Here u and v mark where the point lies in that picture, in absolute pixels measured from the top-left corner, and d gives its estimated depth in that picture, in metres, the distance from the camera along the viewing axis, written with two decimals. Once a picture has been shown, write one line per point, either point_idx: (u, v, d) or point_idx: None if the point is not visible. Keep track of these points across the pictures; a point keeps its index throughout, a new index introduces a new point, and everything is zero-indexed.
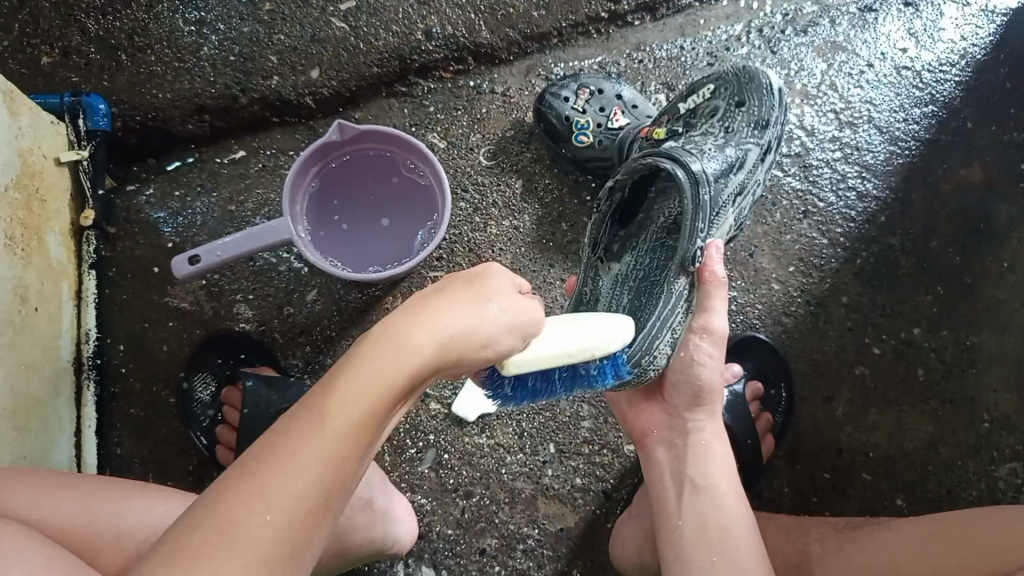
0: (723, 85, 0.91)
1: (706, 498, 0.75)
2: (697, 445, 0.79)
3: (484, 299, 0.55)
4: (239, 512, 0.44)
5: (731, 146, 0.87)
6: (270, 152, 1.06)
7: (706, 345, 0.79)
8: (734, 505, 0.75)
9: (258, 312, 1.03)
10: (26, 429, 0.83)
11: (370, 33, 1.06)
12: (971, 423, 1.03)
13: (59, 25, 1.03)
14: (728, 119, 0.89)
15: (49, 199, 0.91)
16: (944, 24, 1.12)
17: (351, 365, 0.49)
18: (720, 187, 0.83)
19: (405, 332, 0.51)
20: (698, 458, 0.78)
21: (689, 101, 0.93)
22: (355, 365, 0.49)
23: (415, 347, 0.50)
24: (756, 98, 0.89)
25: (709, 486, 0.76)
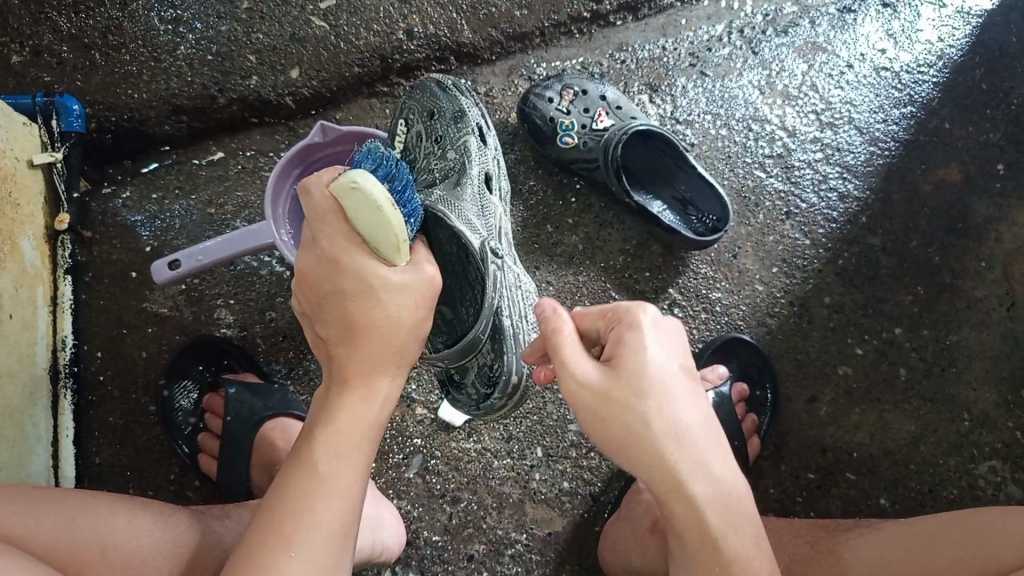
0: (411, 111, 0.99)
1: (689, 543, 0.63)
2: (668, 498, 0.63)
3: (387, 297, 0.63)
4: (284, 534, 0.57)
5: (454, 147, 0.94)
6: (249, 153, 1.04)
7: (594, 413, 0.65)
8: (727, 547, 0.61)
9: (239, 317, 1.00)
10: (3, 439, 0.81)
11: (351, 32, 1.04)
12: (951, 421, 1.04)
13: (29, 24, 1.01)
14: (435, 132, 0.96)
15: (21, 202, 0.89)
16: (922, 25, 1.13)
17: (327, 426, 0.62)
18: (467, 186, 0.90)
19: (350, 382, 0.63)
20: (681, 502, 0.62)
21: (398, 143, 1.01)
22: (328, 428, 0.61)
23: (375, 375, 0.63)
24: (434, 99, 0.97)
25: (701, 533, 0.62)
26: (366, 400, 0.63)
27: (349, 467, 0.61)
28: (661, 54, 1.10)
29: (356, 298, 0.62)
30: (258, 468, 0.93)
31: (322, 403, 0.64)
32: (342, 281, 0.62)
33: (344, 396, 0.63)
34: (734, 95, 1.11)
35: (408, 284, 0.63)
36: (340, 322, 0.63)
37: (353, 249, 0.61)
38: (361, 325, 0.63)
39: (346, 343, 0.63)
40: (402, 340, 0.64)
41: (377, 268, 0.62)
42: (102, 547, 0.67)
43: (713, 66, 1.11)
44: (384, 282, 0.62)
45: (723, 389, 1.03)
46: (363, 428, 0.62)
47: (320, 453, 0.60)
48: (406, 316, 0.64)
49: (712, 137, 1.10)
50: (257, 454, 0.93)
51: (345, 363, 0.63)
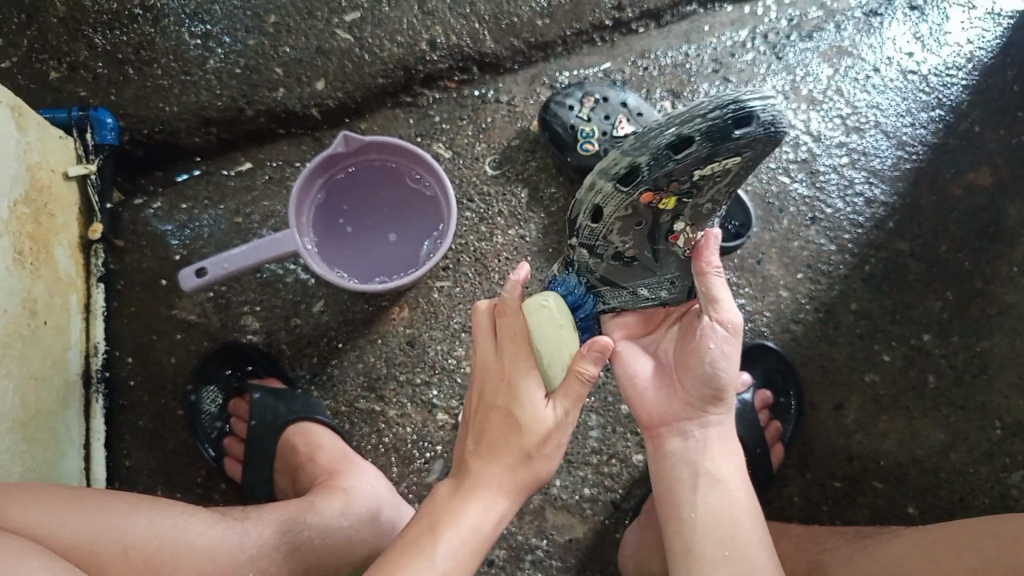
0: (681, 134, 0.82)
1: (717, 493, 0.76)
2: (711, 439, 0.78)
3: (535, 414, 0.70)
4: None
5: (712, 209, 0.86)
6: (276, 163, 1.06)
7: (719, 331, 0.75)
8: (744, 498, 0.77)
9: (264, 324, 1.02)
10: (37, 441, 0.84)
11: (375, 44, 1.06)
12: (982, 430, 1.02)
13: (66, 41, 1.04)
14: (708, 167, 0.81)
15: (56, 213, 0.92)
16: (950, 27, 1.12)
17: (452, 520, 0.66)
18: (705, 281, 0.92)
19: (481, 489, 0.68)
20: (713, 445, 0.78)
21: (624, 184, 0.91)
22: (452, 524, 0.66)
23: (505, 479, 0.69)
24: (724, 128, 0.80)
25: (723, 477, 0.77)
26: (488, 510, 0.68)
27: (462, 564, 0.64)
28: (683, 61, 1.10)
29: (512, 413, 0.70)
30: (281, 472, 0.96)
31: (444, 496, 0.69)
32: (506, 400, 0.71)
33: (474, 494, 0.68)
34: None
35: (560, 411, 0.71)
36: (487, 430, 0.71)
37: (527, 379, 0.71)
38: (501, 428, 0.70)
39: (483, 455, 0.70)
40: (532, 473, 0.70)
41: (534, 406, 0.70)
42: (123, 545, 0.69)
43: (736, 72, 1.11)
44: (538, 423, 0.70)
45: (745, 396, 1.03)
46: (481, 538, 0.67)
47: (443, 546, 0.64)
48: (545, 431, 0.70)
49: None
50: (279, 457, 0.96)
51: (480, 460, 0.70)
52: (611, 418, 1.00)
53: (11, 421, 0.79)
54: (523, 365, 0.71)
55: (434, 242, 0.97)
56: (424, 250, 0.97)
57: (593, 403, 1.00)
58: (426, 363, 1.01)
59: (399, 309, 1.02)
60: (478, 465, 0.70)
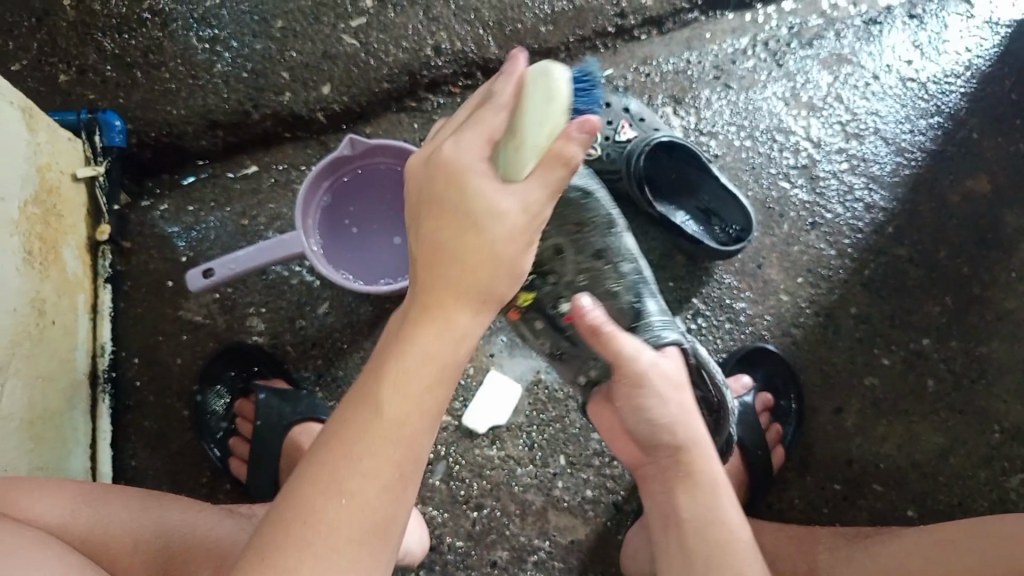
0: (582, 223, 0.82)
1: (692, 532, 0.74)
2: (677, 479, 0.76)
3: (489, 227, 0.56)
4: (318, 499, 0.53)
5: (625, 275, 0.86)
6: (281, 167, 1.07)
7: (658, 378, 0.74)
8: (723, 525, 0.74)
9: (270, 325, 1.03)
10: (44, 439, 0.85)
11: (380, 49, 1.08)
12: (981, 434, 1.03)
13: (76, 44, 1.05)
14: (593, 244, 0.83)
15: (65, 215, 0.93)
16: (948, 36, 1.13)
17: (400, 350, 0.56)
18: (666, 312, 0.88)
19: (432, 306, 0.57)
20: (683, 484, 0.76)
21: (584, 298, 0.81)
22: (403, 353, 0.56)
23: (423, 389, 0.56)
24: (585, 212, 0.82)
25: (696, 517, 0.75)
26: (445, 330, 0.57)
27: (422, 394, 0.56)
28: (685, 68, 1.12)
29: (434, 297, 0.57)
30: (287, 470, 0.96)
31: (398, 331, 0.58)
32: (456, 202, 0.56)
33: (394, 380, 0.55)
34: (759, 107, 1.11)
35: (505, 235, 0.57)
36: (439, 257, 0.57)
37: (478, 178, 0.56)
38: (407, 344, 0.56)
39: (438, 271, 0.57)
40: (490, 276, 0.57)
41: (495, 193, 0.56)
42: (134, 539, 0.70)
43: (737, 78, 1.12)
44: (490, 208, 0.56)
45: (746, 400, 1.04)
46: (433, 377, 0.56)
47: (399, 375, 0.55)
48: (479, 300, 0.58)
49: (736, 149, 1.11)
50: (284, 457, 0.96)
51: (383, 385, 0.55)
52: None
53: (19, 419, 0.80)
54: (478, 146, 0.56)
55: None
56: None
57: None
58: None
59: None
60: (396, 345, 0.57)
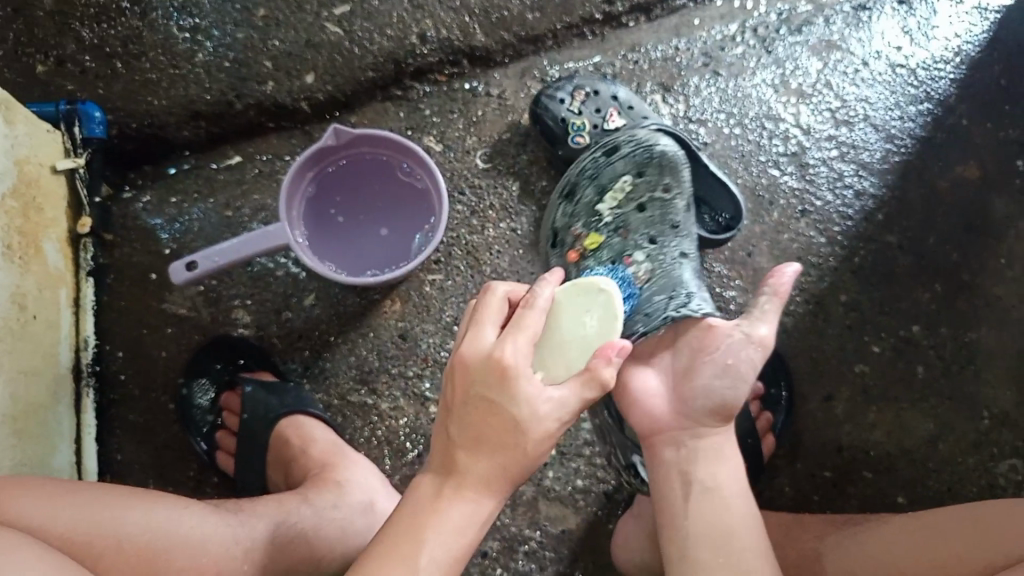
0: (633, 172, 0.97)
1: (711, 507, 0.73)
2: (708, 450, 0.76)
3: (530, 409, 0.62)
4: None
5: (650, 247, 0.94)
6: (266, 157, 1.06)
7: (751, 351, 0.77)
8: (744, 510, 0.74)
9: (255, 318, 1.02)
10: (28, 436, 0.83)
11: (365, 37, 1.06)
12: (971, 420, 1.03)
13: (54, 34, 1.03)
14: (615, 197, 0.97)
15: (45, 207, 0.91)
16: (938, 22, 1.13)
17: (433, 519, 0.60)
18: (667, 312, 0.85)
19: (462, 486, 0.62)
20: (711, 458, 0.76)
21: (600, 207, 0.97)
22: (437, 525, 0.60)
23: (457, 529, 0.60)
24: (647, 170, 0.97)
25: (717, 486, 0.74)
26: (474, 507, 0.62)
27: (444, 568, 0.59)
28: (673, 55, 1.11)
29: (484, 438, 0.62)
30: (275, 464, 0.96)
31: (427, 492, 0.62)
32: (502, 401, 0.62)
33: (456, 501, 0.61)
34: (748, 94, 1.11)
35: (541, 414, 0.63)
36: (470, 436, 0.62)
37: (525, 378, 0.63)
38: (443, 507, 0.61)
39: (469, 448, 0.62)
40: (520, 466, 0.63)
41: (534, 399, 0.63)
42: (118, 536, 0.69)
43: (726, 65, 1.11)
44: (529, 411, 0.62)
45: None
46: (462, 546, 0.61)
47: (426, 554, 0.59)
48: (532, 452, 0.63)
49: (725, 136, 1.10)
50: (273, 450, 0.96)
51: (423, 522, 0.60)
52: None
53: (1, 417, 0.78)
54: (524, 352, 0.63)
55: (426, 235, 0.97)
56: (416, 243, 0.97)
57: None
58: (418, 357, 1.01)
59: (391, 302, 1.02)
60: (436, 488, 0.62)
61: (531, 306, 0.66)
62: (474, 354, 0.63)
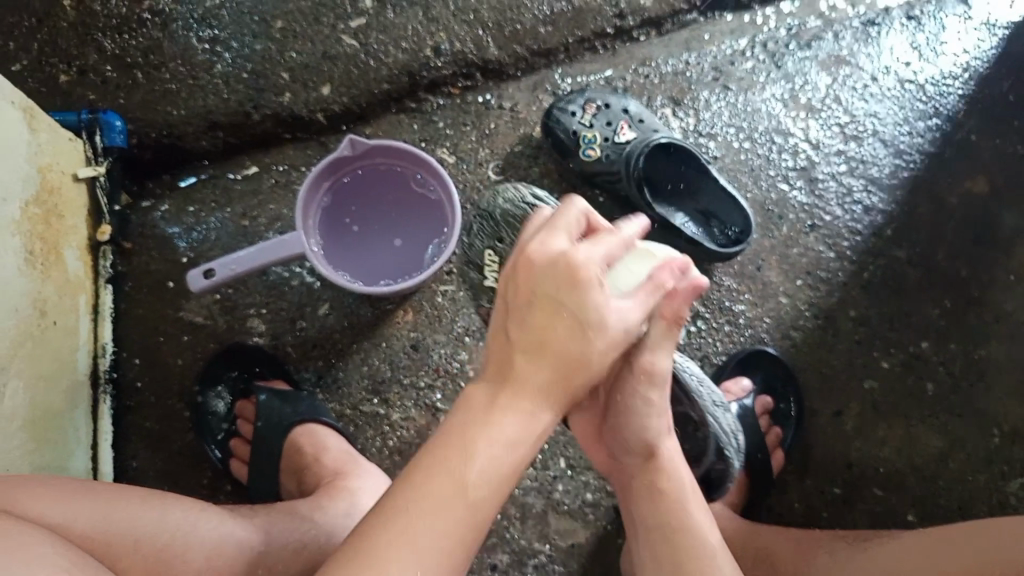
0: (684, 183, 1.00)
1: (669, 539, 0.73)
2: (653, 484, 0.75)
3: (594, 328, 0.60)
4: (401, 533, 0.53)
5: None
6: (282, 168, 1.07)
7: (651, 391, 0.71)
8: (705, 529, 0.73)
9: (270, 327, 1.03)
10: (45, 442, 0.84)
11: (380, 50, 1.08)
12: (979, 435, 1.04)
13: (75, 45, 1.05)
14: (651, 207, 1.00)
15: (66, 215, 0.92)
16: (946, 37, 1.14)
17: (490, 427, 0.57)
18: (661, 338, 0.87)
19: (519, 397, 0.58)
20: (661, 491, 0.75)
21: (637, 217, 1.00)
22: (491, 429, 0.57)
23: (514, 442, 0.57)
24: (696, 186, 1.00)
25: (671, 521, 0.73)
26: (532, 412, 0.58)
27: (495, 483, 0.56)
28: (684, 69, 1.12)
29: (548, 346, 0.59)
30: (288, 473, 0.96)
31: (482, 397, 0.59)
32: (572, 305, 0.60)
33: (514, 407, 0.58)
34: (758, 109, 1.12)
35: (613, 326, 0.61)
36: (538, 340, 0.59)
37: (598, 289, 0.61)
38: (498, 413, 0.57)
39: (533, 354, 0.59)
40: (579, 379, 0.60)
41: (605, 305, 0.61)
42: (135, 539, 0.70)
43: (736, 80, 1.12)
44: (599, 316, 0.60)
45: (745, 401, 1.04)
46: (517, 450, 0.57)
47: (482, 450, 0.56)
48: (592, 363, 0.60)
49: (735, 151, 1.11)
50: (285, 459, 0.97)
51: (476, 427, 0.57)
52: None
53: (20, 419, 0.80)
54: (597, 261, 0.62)
55: (439, 245, 0.98)
56: (429, 254, 0.98)
57: None
58: (430, 368, 1.02)
59: (404, 313, 1.03)
60: (488, 397, 0.59)
61: (613, 232, 0.65)
62: (543, 257, 0.61)
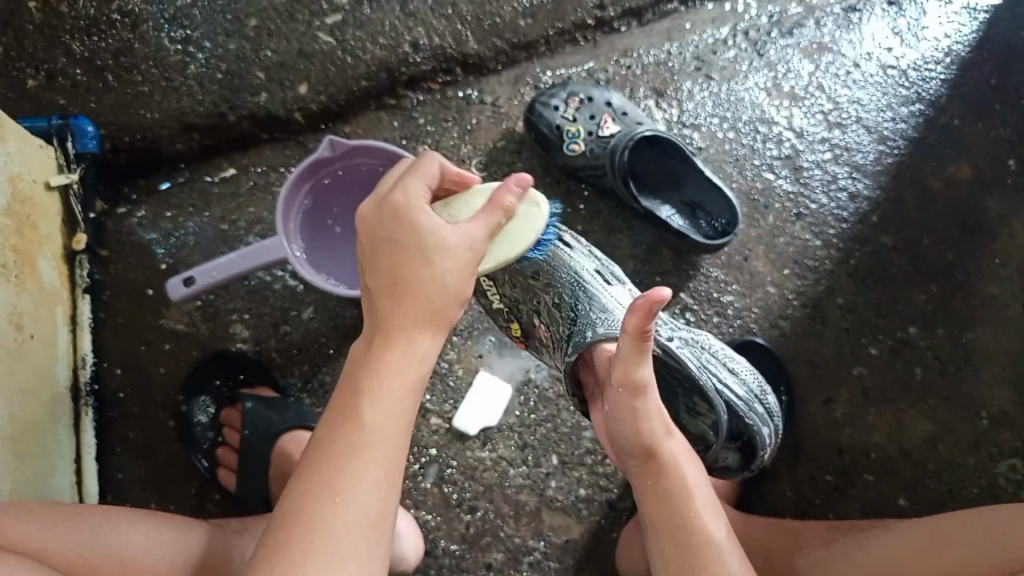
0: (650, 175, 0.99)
1: (676, 539, 0.71)
2: (658, 485, 0.73)
3: (435, 255, 0.60)
4: (313, 514, 0.55)
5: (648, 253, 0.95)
6: (260, 169, 1.05)
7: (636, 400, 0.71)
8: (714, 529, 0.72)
9: (254, 332, 1.01)
10: (27, 459, 0.82)
11: (357, 47, 1.06)
12: (968, 420, 1.04)
13: (44, 47, 1.02)
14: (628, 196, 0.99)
15: (39, 225, 0.90)
16: (927, 22, 1.13)
17: (372, 378, 0.58)
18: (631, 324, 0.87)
19: (391, 336, 0.59)
20: (666, 495, 0.73)
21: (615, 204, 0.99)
22: (375, 382, 0.58)
23: (405, 373, 0.59)
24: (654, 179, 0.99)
25: (677, 524, 0.72)
26: (421, 348, 0.59)
27: (394, 430, 0.58)
28: (666, 59, 1.11)
29: (404, 265, 0.59)
30: (277, 481, 0.95)
31: (361, 350, 0.60)
32: (403, 235, 0.60)
33: (396, 348, 0.59)
34: (741, 98, 1.11)
35: (451, 246, 0.60)
36: (388, 282, 0.60)
37: (422, 216, 0.61)
38: (380, 364, 0.58)
39: (387, 292, 0.60)
40: (450, 303, 0.60)
41: (437, 225, 0.61)
42: (124, 564, 0.68)
43: (718, 69, 1.11)
44: (434, 240, 0.60)
45: None
46: (413, 392, 0.59)
47: (372, 416, 0.57)
48: (450, 288, 0.60)
49: (720, 141, 1.10)
50: (274, 467, 0.95)
51: (367, 376, 0.58)
52: None
53: (1, 438, 0.78)
54: (417, 191, 0.62)
55: None
56: None
57: None
58: None
59: None
60: (365, 351, 0.60)
61: (420, 166, 0.64)
62: (371, 215, 0.62)
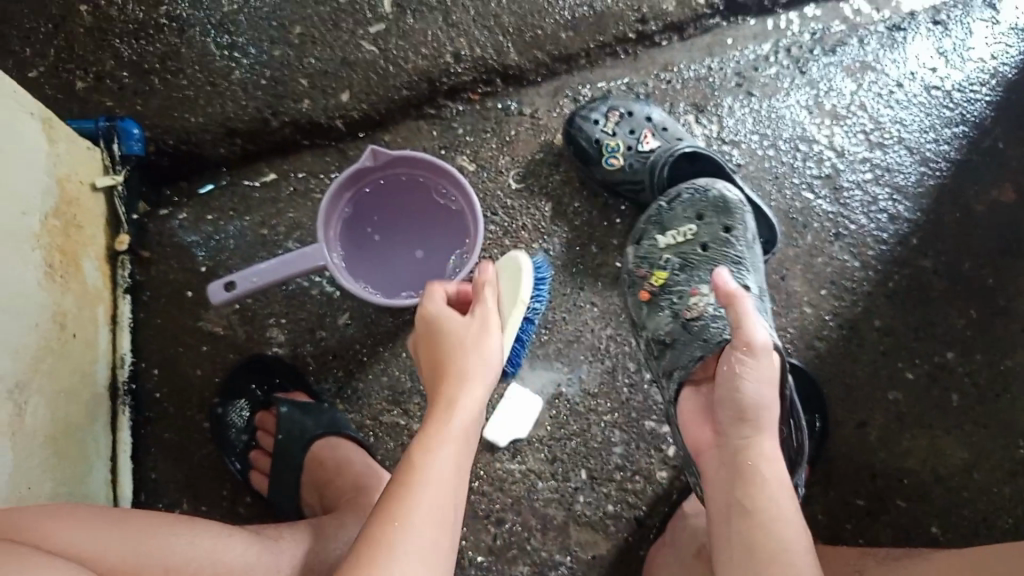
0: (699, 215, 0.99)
1: (747, 521, 0.70)
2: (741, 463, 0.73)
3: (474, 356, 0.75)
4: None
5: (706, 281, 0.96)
6: (300, 175, 1.06)
7: (748, 360, 0.74)
8: (789, 516, 0.70)
9: (289, 337, 1.02)
10: (66, 457, 0.84)
11: (400, 56, 1.07)
12: (1005, 447, 1.02)
13: (92, 50, 1.04)
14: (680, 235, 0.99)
15: (84, 225, 0.92)
16: (973, 42, 1.12)
17: (416, 463, 0.67)
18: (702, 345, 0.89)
19: (438, 420, 0.70)
20: (744, 479, 0.72)
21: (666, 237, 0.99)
22: (418, 469, 0.66)
23: (447, 460, 0.68)
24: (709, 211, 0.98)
25: (754, 507, 0.70)
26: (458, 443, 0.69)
27: (441, 500, 0.65)
28: (707, 74, 1.10)
29: (447, 374, 0.74)
30: (309, 486, 0.95)
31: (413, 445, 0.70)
32: (450, 358, 0.75)
33: (437, 443, 0.68)
34: (781, 116, 1.10)
35: (488, 357, 0.75)
36: (436, 394, 0.74)
37: (471, 346, 0.75)
38: (426, 461, 0.67)
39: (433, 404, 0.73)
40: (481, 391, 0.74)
41: (481, 342, 0.76)
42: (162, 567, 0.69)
43: (759, 86, 1.10)
44: (470, 359, 0.75)
45: None
46: (451, 480, 0.67)
47: (409, 498, 0.64)
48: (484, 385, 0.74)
49: (759, 158, 1.09)
50: (306, 473, 0.96)
51: (412, 467, 0.67)
52: (634, 433, 1.00)
53: (42, 437, 0.79)
54: (457, 319, 0.78)
55: (462, 256, 0.97)
56: (452, 264, 0.97)
57: (617, 420, 1.01)
58: None
59: None
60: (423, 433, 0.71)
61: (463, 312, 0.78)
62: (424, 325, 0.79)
